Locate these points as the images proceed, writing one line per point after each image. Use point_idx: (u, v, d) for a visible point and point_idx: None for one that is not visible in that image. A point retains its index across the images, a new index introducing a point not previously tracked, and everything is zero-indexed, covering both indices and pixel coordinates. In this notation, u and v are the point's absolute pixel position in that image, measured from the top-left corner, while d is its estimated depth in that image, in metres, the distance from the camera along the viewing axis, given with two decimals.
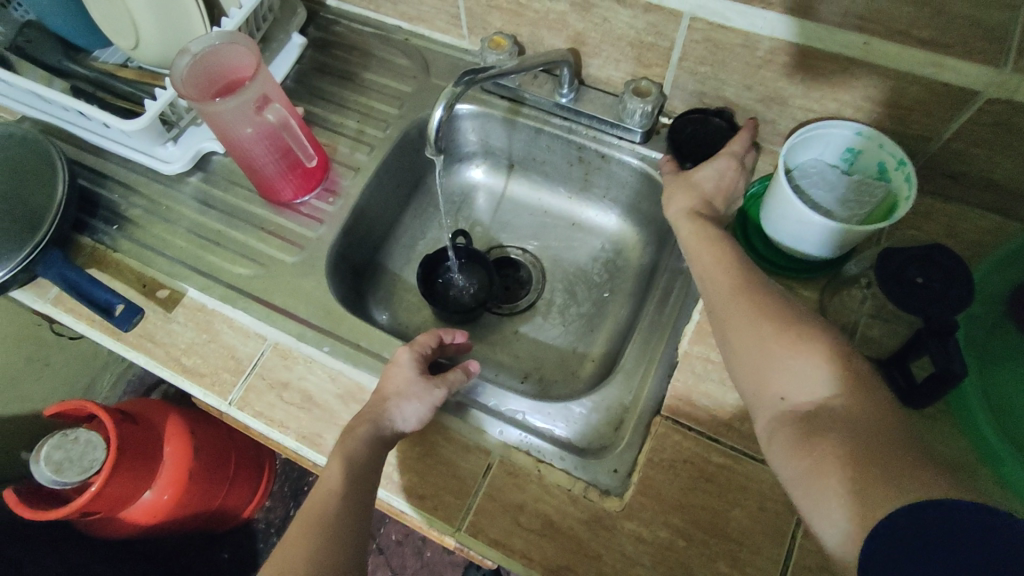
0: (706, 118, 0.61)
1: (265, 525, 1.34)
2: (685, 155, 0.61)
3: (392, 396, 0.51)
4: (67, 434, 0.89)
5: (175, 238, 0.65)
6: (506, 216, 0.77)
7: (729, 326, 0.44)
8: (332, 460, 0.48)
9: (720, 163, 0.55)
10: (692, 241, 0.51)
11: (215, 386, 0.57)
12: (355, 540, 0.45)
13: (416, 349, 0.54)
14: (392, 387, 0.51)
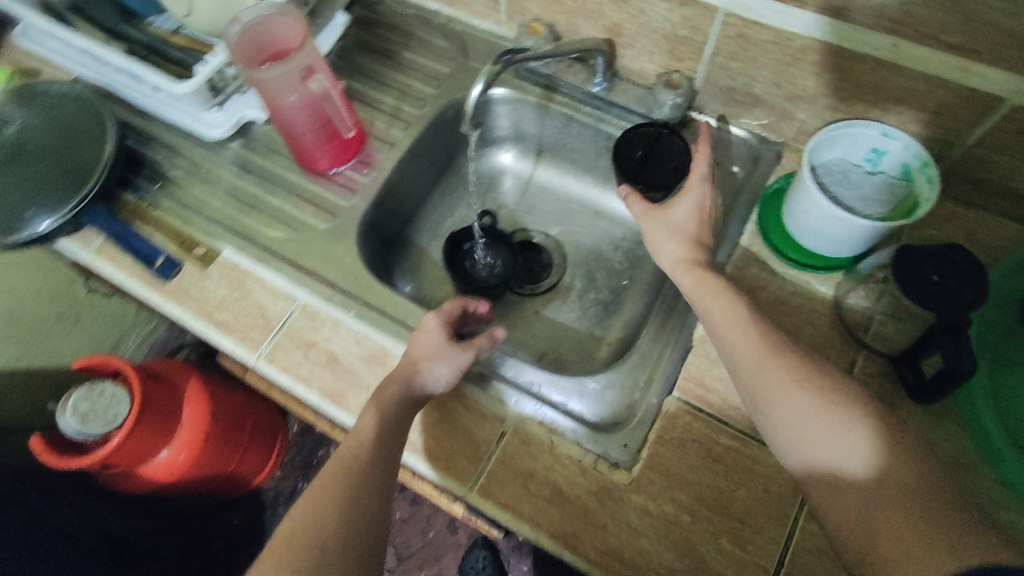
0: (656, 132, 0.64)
1: (274, 494, 1.38)
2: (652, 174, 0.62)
3: (422, 359, 0.53)
4: (94, 387, 0.93)
5: (215, 200, 0.68)
6: (532, 201, 0.79)
7: (765, 389, 0.47)
8: (366, 411, 0.51)
9: (692, 197, 0.56)
10: (694, 293, 0.53)
11: (245, 341, 0.60)
12: (374, 489, 0.48)
13: (443, 316, 0.57)
14: (421, 351, 0.54)
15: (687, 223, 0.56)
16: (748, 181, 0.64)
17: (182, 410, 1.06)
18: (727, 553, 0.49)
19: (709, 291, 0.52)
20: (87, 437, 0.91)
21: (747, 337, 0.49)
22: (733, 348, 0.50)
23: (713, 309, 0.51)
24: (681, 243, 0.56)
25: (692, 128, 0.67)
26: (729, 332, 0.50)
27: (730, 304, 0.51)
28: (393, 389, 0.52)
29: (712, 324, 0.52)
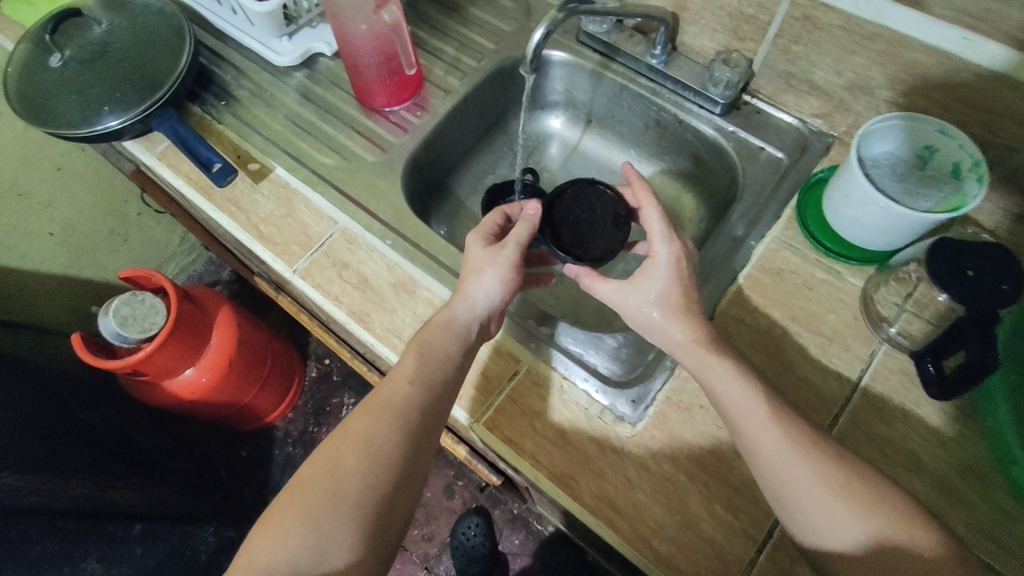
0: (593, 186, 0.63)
1: (285, 434, 1.42)
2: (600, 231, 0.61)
3: (468, 273, 0.55)
4: (136, 294, 0.98)
5: (274, 122, 0.71)
6: (574, 168, 0.81)
7: (794, 490, 0.43)
8: (407, 354, 0.52)
9: (659, 264, 0.52)
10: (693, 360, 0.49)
11: (284, 255, 0.63)
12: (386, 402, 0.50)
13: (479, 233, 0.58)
14: (466, 268, 0.56)
15: (664, 296, 0.51)
16: (792, 167, 0.64)
17: (211, 335, 1.10)
18: (719, 517, 0.49)
19: (728, 376, 0.47)
20: (125, 339, 0.96)
21: (768, 431, 0.45)
22: (756, 443, 0.45)
23: (730, 394, 0.47)
24: (677, 322, 0.50)
25: (743, 111, 0.68)
26: (752, 425, 0.45)
27: (749, 394, 0.46)
28: (428, 331, 0.53)
29: (728, 415, 0.47)
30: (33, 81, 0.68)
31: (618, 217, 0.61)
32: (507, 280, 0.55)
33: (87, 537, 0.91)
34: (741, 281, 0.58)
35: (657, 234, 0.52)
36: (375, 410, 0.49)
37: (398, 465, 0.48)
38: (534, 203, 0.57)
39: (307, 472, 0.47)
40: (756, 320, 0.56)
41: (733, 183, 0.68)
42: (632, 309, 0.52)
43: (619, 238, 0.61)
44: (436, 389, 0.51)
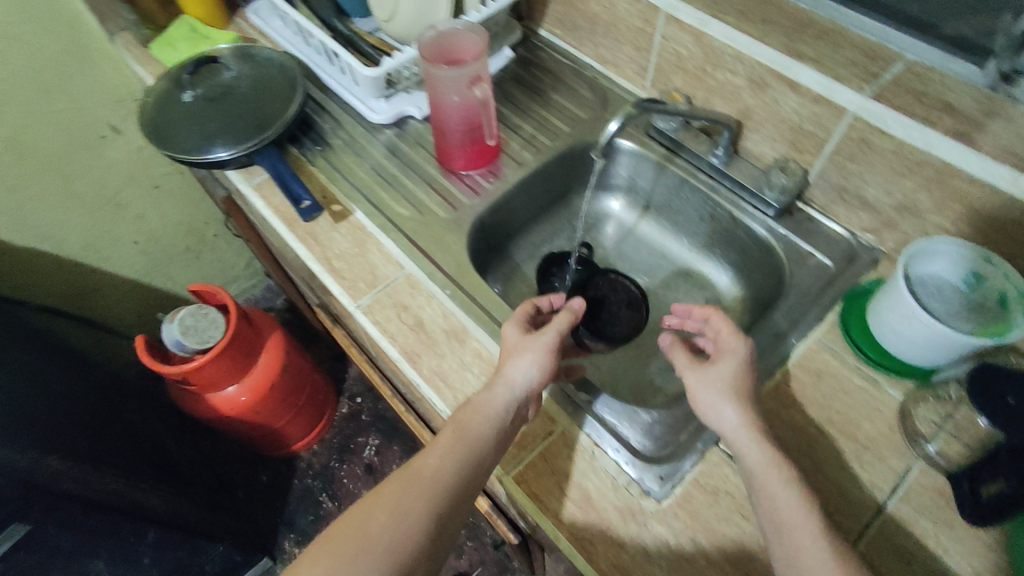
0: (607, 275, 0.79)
1: (306, 465, 1.43)
2: (621, 310, 0.76)
3: (509, 357, 0.57)
4: (202, 308, 1.05)
5: (360, 170, 0.78)
6: (627, 248, 0.85)
7: None
8: (445, 428, 0.55)
9: (736, 354, 0.55)
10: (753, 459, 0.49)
11: (350, 290, 0.67)
12: (419, 472, 0.52)
13: (516, 320, 0.61)
14: (506, 352, 0.58)
15: (734, 380, 0.53)
16: (839, 276, 0.66)
17: (259, 356, 1.16)
18: None
19: (776, 480, 0.48)
20: (182, 348, 1.02)
21: (813, 540, 0.44)
22: (800, 553, 0.44)
23: (785, 503, 0.46)
24: (738, 407, 0.52)
25: (795, 216, 0.71)
26: (796, 530, 0.45)
27: (803, 504, 0.46)
28: (465, 412, 0.55)
29: (777, 519, 0.46)
30: (166, 112, 0.79)
31: (632, 300, 0.77)
32: (545, 364, 0.57)
33: (101, 536, 0.92)
34: (779, 376, 0.60)
35: (728, 331, 0.56)
36: (407, 477, 0.52)
37: (424, 537, 0.49)
38: (578, 298, 0.64)
39: (337, 530, 0.49)
40: (790, 415, 0.57)
41: (779, 282, 0.70)
42: (718, 393, 0.53)
43: (637, 316, 0.76)
44: (469, 466, 0.53)
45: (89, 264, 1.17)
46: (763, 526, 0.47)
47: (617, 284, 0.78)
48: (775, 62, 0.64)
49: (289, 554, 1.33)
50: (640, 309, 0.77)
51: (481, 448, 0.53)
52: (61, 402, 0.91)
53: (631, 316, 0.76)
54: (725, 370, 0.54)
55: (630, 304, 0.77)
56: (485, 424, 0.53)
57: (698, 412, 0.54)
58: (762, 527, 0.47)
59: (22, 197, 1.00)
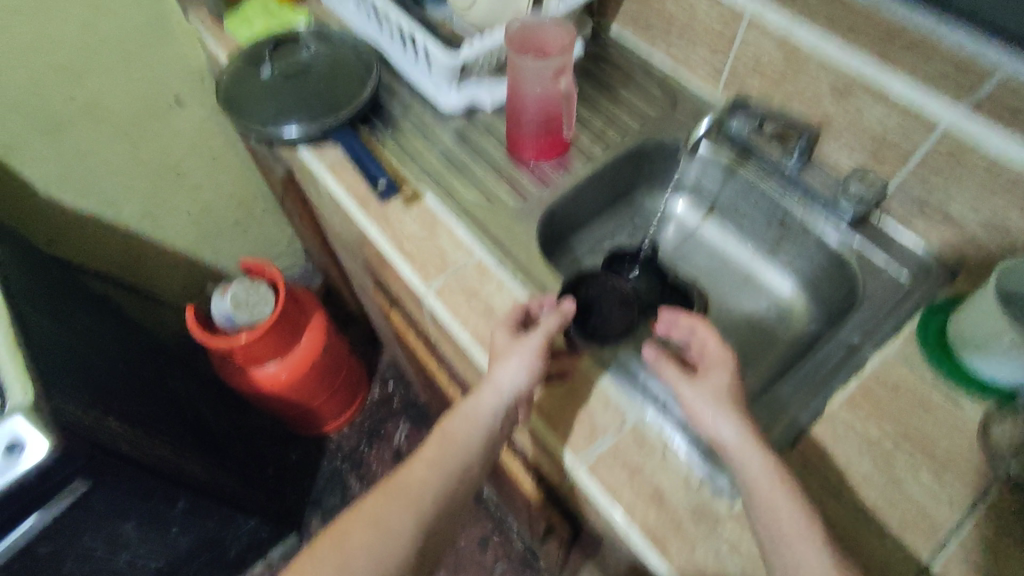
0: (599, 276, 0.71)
1: (336, 447, 1.44)
2: (613, 312, 0.68)
3: (496, 360, 0.58)
4: (253, 283, 1.06)
5: (431, 155, 0.79)
6: (688, 249, 0.85)
7: None
8: (431, 440, 0.59)
9: (723, 365, 0.55)
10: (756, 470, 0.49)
11: (421, 273, 0.68)
12: (401, 487, 0.57)
13: (506, 322, 0.61)
14: (494, 356, 0.59)
15: (725, 389, 0.53)
16: (913, 291, 0.65)
17: (302, 334, 1.18)
18: None
19: (777, 491, 0.48)
20: (233, 322, 1.04)
21: (818, 555, 0.45)
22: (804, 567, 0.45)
23: (787, 517, 0.47)
24: (732, 417, 0.51)
25: (869, 227, 0.70)
26: (797, 544, 0.46)
27: (806, 517, 0.47)
28: (452, 420, 0.59)
29: (779, 532, 0.47)
30: (243, 87, 0.81)
31: (625, 301, 0.69)
32: (532, 369, 0.58)
33: (138, 500, 0.87)
34: (853, 387, 0.60)
35: (715, 342, 0.57)
36: (388, 491, 0.57)
37: (405, 549, 0.55)
38: (570, 298, 0.61)
39: (322, 543, 0.55)
40: (864, 426, 0.57)
41: (850, 294, 0.69)
42: (716, 402, 0.52)
43: (630, 317, 0.68)
44: (451, 478, 0.58)
45: (141, 233, 1.21)
46: (764, 538, 0.48)
47: (610, 286, 0.71)
48: (866, 70, 0.63)
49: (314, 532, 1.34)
50: (634, 310, 0.68)
51: (463, 457, 0.58)
52: (111, 366, 0.93)
53: (623, 316, 0.67)
54: (712, 384, 0.54)
55: (623, 304, 0.69)
56: (473, 431, 0.58)
57: (691, 421, 0.54)
58: (760, 536, 0.48)
59: (92, 161, 1.05)
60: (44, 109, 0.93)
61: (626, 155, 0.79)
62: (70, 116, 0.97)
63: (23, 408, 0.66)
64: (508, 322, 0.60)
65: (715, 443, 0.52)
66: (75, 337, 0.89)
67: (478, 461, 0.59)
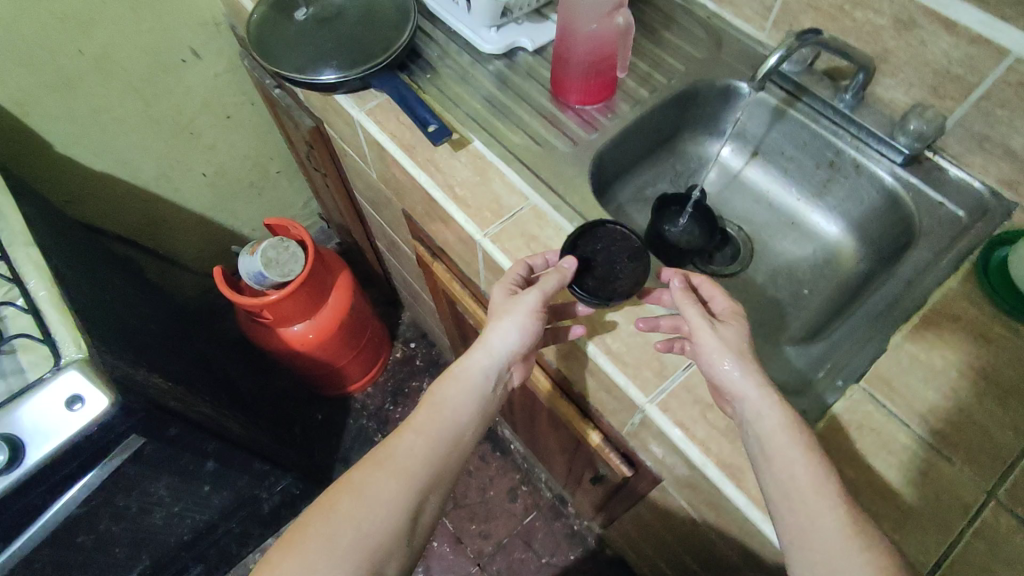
0: (600, 227, 0.64)
1: (360, 406, 1.45)
2: (622, 263, 0.62)
3: (491, 319, 0.61)
4: (283, 241, 1.04)
5: (475, 100, 0.76)
6: (732, 194, 0.84)
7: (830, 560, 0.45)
8: (421, 406, 0.60)
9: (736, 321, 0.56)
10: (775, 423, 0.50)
11: (477, 219, 0.67)
12: (389, 456, 0.56)
13: (507, 283, 0.61)
14: (491, 315, 0.61)
15: (739, 341, 0.55)
16: (970, 228, 0.65)
17: (330, 293, 1.17)
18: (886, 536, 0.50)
19: (794, 444, 0.49)
20: (265, 280, 1.02)
21: (829, 499, 0.47)
22: (817, 511, 0.47)
23: (801, 464, 0.48)
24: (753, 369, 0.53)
25: (924, 164, 0.70)
26: (811, 489, 0.47)
27: (819, 465, 0.48)
28: (444, 380, 0.61)
29: (790, 482, 0.48)
30: (277, 35, 0.78)
31: (633, 251, 0.62)
32: (525, 332, 0.60)
33: (170, 461, 0.84)
34: (916, 321, 0.60)
35: (723, 297, 0.59)
36: (376, 462, 0.56)
37: (398, 518, 0.54)
38: (570, 256, 0.59)
39: (309, 519, 0.53)
40: (929, 358, 0.58)
41: (905, 233, 0.69)
42: (738, 351, 0.54)
43: (640, 267, 0.61)
44: (443, 441, 0.58)
45: (158, 193, 1.18)
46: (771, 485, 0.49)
47: (614, 235, 0.64)
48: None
49: None
50: (644, 259, 0.62)
51: (452, 422, 0.59)
52: (144, 327, 0.92)
53: (634, 267, 0.61)
54: (733, 333, 0.55)
55: (631, 254, 0.62)
56: (466, 391, 0.60)
57: (710, 365, 0.54)
58: (766, 483, 0.50)
59: (105, 118, 1.01)
60: (56, 62, 0.89)
61: (673, 98, 0.77)
62: (84, 71, 0.93)
63: (78, 362, 0.65)
64: (507, 283, 0.60)
65: (733, 391, 0.53)
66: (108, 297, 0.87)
67: (471, 421, 0.60)
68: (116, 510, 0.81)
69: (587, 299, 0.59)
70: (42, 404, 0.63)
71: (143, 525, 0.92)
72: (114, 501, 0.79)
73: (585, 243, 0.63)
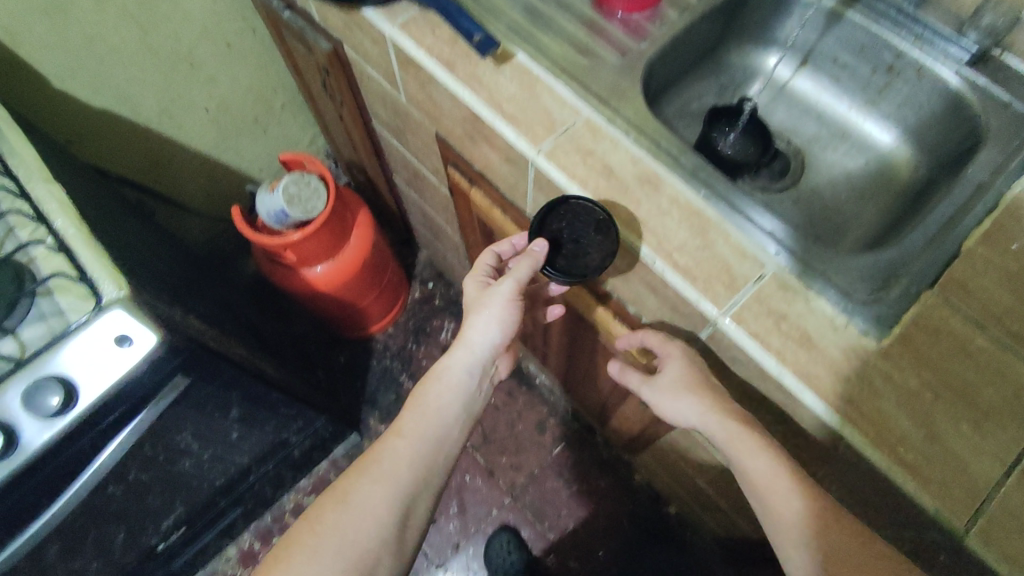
0: (568, 203, 0.62)
1: (383, 347, 1.45)
2: (591, 238, 0.61)
3: (471, 315, 0.69)
4: (304, 176, 1.00)
5: (514, 11, 0.72)
6: (780, 106, 0.82)
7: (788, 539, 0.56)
8: (405, 412, 0.67)
9: (675, 354, 0.63)
10: (736, 441, 0.58)
11: (529, 135, 0.64)
12: (374, 466, 0.62)
13: (478, 279, 0.72)
14: (469, 309, 0.70)
15: (682, 379, 0.62)
16: None
17: (351, 232, 1.13)
18: (966, 435, 0.51)
19: (756, 451, 0.58)
20: (287, 217, 0.99)
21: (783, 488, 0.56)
22: (774, 501, 0.56)
23: (755, 466, 0.57)
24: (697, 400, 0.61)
25: (991, 64, 0.66)
26: (767, 484, 0.57)
27: (770, 462, 0.57)
28: (426, 384, 0.68)
29: (750, 480, 0.58)
30: None
31: (599, 222, 0.60)
32: (503, 322, 0.69)
33: (208, 402, 0.84)
34: (988, 224, 0.59)
35: (659, 338, 0.65)
36: (361, 471, 0.62)
37: (384, 522, 0.59)
38: (539, 239, 0.63)
39: (300, 527, 0.59)
40: (1003, 260, 0.57)
41: (973, 134, 0.66)
42: (680, 393, 0.62)
43: (608, 245, 0.60)
44: (427, 445, 0.64)
45: (161, 132, 1.12)
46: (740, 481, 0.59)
47: (580, 207, 0.61)
48: None
49: (376, 430, 1.38)
50: (609, 234, 0.59)
51: (435, 425, 0.66)
52: (167, 269, 0.89)
53: (603, 242, 0.60)
54: (673, 377, 0.63)
55: (599, 227, 0.60)
56: (448, 393, 0.68)
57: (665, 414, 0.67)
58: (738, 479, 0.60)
59: (101, 48, 0.93)
60: None
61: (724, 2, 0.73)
62: None
63: (121, 300, 0.63)
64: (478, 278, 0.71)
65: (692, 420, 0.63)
66: (127, 239, 0.83)
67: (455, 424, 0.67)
68: (146, 459, 0.79)
69: (559, 278, 0.64)
70: (89, 344, 0.61)
71: (174, 473, 0.91)
72: (146, 448, 0.77)
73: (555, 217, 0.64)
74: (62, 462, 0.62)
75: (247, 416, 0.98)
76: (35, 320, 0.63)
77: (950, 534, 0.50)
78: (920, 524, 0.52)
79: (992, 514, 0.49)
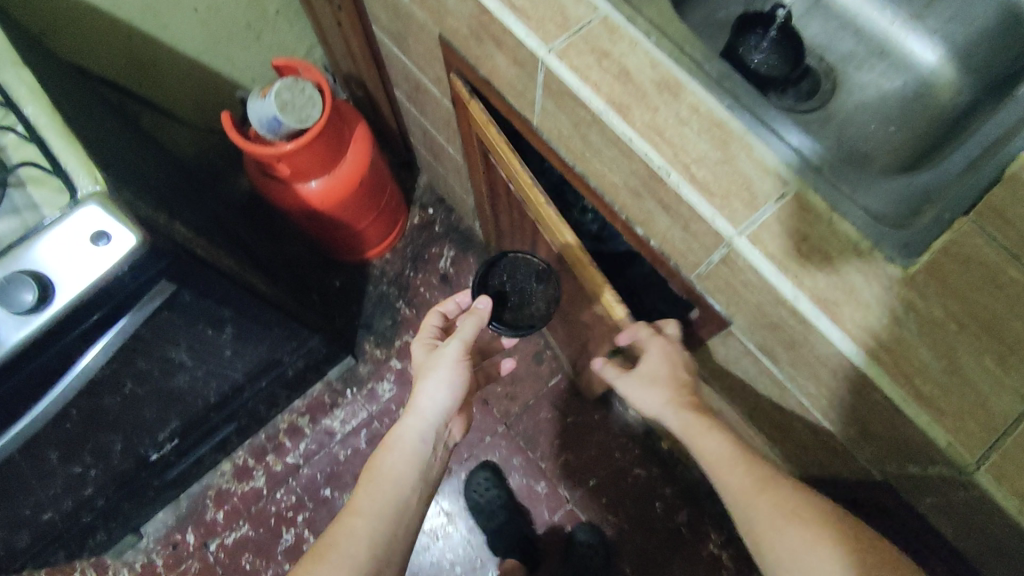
0: (512, 260, 0.89)
1: (380, 273, 1.42)
2: (535, 285, 0.87)
3: (421, 383, 0.77)
4: (298, 81, 0.94)
5: None
6: (815, 19, 0.75)
7: (755, 520, 0.57)
8: (359, 491, 0.68)
9: (654, 348, 0.71)
10: (695, 428, 0.64)
11: (540, 32, 0.58)
12: (333, 547, 0.62)
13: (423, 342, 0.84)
14: (419, 379, 0.78)
15: (656, 369, 0.70)
16: None
17: (347, 149, 1.08)
18: (989, 371, 0.48)
19: (710, 431, 0.63)
20: (280, 125, 0.93)
21: (739, 471, 0.59)
22: (732, 480, 0.59)
23: (709, 446, 0.62)
24: (662, 390, 0.69)
25: None
26: (723, 461, 0.61)
27: (724, 441, 0.62)
28: (377, 459, 0.71)
29: (708, 461, 0.62)
30: None
31: (539, 272, 0.88)
32: (451, 384, 0.77)
33: (199, 318, 0.81)
34: None
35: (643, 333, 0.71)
36: (319, 555, 0.62)
37: None
38: (483, 298, 0.79)
39: None
40: None
41: None
42: (646, 386, 0.71)
43: (549, 288, 0.87)
44: (386, 519, 0.66)
45: (146, 30, 1.04)
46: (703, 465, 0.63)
47: (523, 263, 0.89)
48: None
49: (370, 354, 1.37)
50: (548, 279, 0.87)
51: (392, 494, 0.67)
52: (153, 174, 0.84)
53: (544, 284, 0.87)
54: (648, 372, 0.71)
55: (538, 274, 0.88)
56: (400, 463, 0.70)
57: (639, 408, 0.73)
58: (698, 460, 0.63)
59: None
60: None
61: None
62: None
63: (97, 195, 0.59)
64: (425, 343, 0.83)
65: (654, 411, 0.70)
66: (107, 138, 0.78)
67: (413, 497, 0.69)
68: (139, 372, 0.78)
69: (508, 330, 0.83)
70: (68, 239, 0.57)
71: (168, 388, 0.89)
72: (135, 362, 0.75)
73: (495, 272, 0.88)
74: (46, 360, 0.61)
75: (241, 334, 0.96)
76: (8, 213, 0.59)
77: (955, 469, 0.48)
78: (927, 459, 0.50)
79: (1006, 450, 0.46)
